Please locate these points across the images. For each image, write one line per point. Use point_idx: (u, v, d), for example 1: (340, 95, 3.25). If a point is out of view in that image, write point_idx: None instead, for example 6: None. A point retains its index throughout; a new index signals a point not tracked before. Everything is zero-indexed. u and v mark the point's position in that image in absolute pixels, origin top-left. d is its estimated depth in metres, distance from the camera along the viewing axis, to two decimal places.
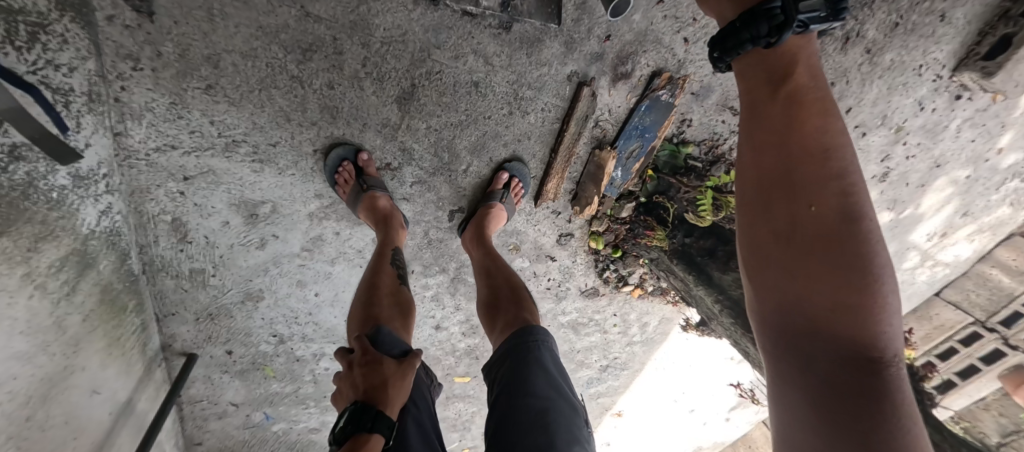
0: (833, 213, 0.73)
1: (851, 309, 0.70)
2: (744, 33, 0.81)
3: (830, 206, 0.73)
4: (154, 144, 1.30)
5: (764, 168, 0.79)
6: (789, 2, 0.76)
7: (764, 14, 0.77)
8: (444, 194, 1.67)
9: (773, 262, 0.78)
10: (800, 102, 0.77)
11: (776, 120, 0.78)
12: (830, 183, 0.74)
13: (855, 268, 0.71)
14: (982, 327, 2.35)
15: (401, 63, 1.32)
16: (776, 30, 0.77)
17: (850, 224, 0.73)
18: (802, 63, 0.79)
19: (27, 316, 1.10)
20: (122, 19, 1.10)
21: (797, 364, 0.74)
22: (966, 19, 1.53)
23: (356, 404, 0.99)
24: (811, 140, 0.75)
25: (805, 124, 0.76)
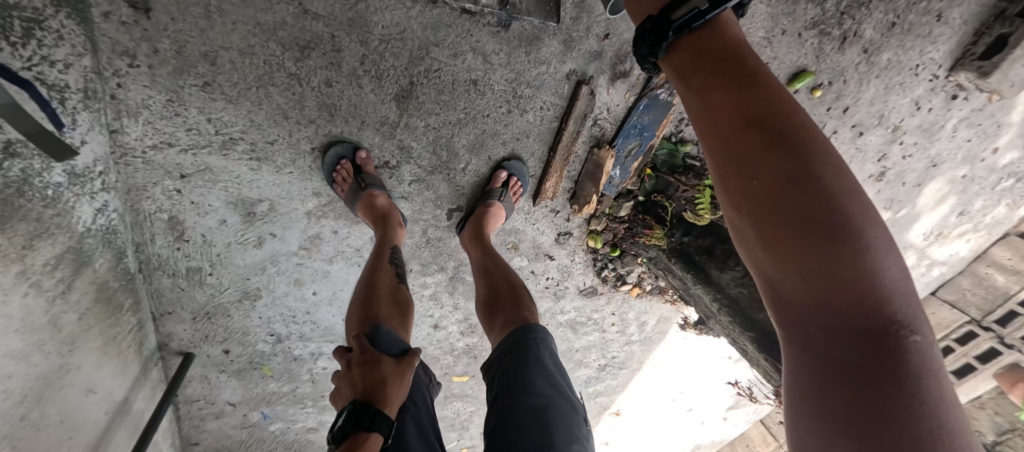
0: (782, 184, 0.66)
1: (828, 288, 0.64)
2: (636, 55, 0.87)
3: (779, 175, 0.66)
4: (150, 142, 1.29)
5: (711, 152, 0.76)
6: (659, 20, 0.80)
7: (640, 38, 0.83)
8: (442, 193, 1.67)
9: (749, 248, 0.73)
10: (717, 83, 0.74)
11: (702, 108, 0.76)
12: (772, 150, 0.67)
13: (820, 238, 0.63)
14: (978, 325, 2.37)
15: (400, 60, 1.32)
16: (655, 44, 0.82)
17: (807, 188, 0.64)
18: (708, 46, 0.78)
19: (22, 314, 1.09)
20: (118, 16, 1.09)
21: (798, 352, 0.72)
22: (962, 19, 1.54)
23: (355, 403, 0.98)
24: (742, 114, 0.71)
25: (726, 105, 0.72)
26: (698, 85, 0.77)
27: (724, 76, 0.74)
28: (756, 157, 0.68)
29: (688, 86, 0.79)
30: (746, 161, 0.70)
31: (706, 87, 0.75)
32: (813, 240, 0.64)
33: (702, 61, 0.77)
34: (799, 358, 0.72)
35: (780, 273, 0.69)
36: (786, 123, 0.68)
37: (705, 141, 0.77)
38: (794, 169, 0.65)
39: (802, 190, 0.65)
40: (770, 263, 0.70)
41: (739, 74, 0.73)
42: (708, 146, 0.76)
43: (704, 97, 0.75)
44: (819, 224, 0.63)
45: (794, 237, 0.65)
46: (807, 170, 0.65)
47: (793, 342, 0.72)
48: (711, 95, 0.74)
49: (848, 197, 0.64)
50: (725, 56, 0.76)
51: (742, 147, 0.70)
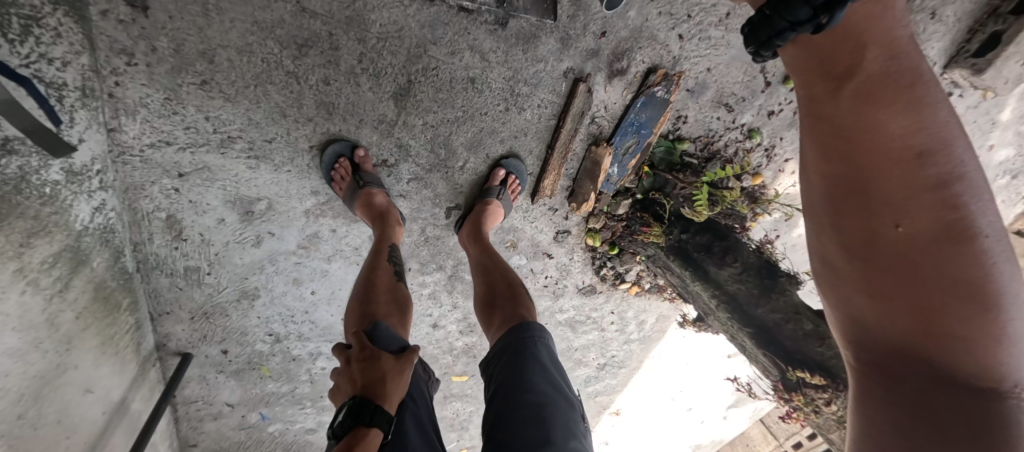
0: (939, 234, 0.71)
1: (955, 333, 0.70)
2: (782, 19, 0.72)
3: (933, 223, 0.71)
4: (148, 140, 1.29)
5: (845, 179, 0.77)
6: None
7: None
8: (440, 191, 1.67)
9: (863, 278, 0.77)
10: (886, 107, 0.71)
11: (851, 128, 0.74)
12: (938, 199, 0.71)
13: (966, 290, 0.69)
14: None
15: (398, 58, 1.32)
16: (821, 8, 0.68)
17: (962, 245, 0.69)
18: (876, 53, 0.71)
19: (19, 313, 1.09)
20: (116, 14, 1.09)
21: (881, 380, 0.75)
22: (957, 17, 1.54)
23: (355, 398, 0.98)
24: (907, 151, 0.72)
25: (886, 133, 0.72)
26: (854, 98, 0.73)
27: (894, 101, 0.71)
28: (914, 200, 0.72)
29: (841, 94, 0.74)
30: (900, 201, 0.72)
31: (871, 105, 0.72)
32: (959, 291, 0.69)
33: (877, 73, 0.72)
34: (884, 389, 0.74)
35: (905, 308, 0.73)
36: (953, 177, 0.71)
37: (836, 166, 0.78)
38: (954, 224, 0.70)
39: (958, 247, 0.70)
40: (894, 298, 0.74)
41: (917, 107, 0.72)
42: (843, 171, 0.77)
43: (863, 116, 0.72)
44: (968, 280, 0.69)
45: (940, 283, 0.70)
46: (966, 230, 0.70)
47: (883, 370, 0.76)
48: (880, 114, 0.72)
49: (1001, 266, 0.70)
50: (905, 75, 0.73)
51: (899, 186, 0.72)
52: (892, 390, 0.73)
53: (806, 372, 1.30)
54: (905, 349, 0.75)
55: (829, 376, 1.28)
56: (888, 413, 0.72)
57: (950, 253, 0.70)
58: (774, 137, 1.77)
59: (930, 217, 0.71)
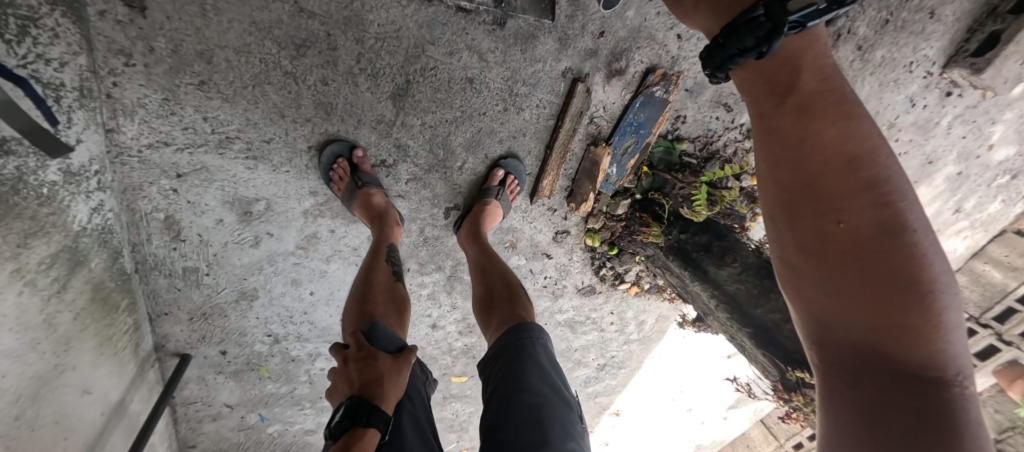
0: (873, 232, 0.71)
1: (898, 328, 0.69)
2: (731, 48, 0.79)
3: (870, 221, 0.71)
4: (146, 141, 1.29)
5: (790, 183, 0.78)
6: (773, 6, 0.73)
7: (748, 26, 0.76)
8: (439, 191, 1.67)
9: (813, 280, 0.77)
10: (821, 118, 0.74)
11: (793, 137, 0.76)
12: (871, 198, 0.72)
13: (904, 285, 0.69)
14: (976, 323, 2.41)
15: (396, 59, 1.32)
16: (765, 38, 0.75)
17: (898, 242, 0.70)
18: (806, 70, 0.76)
19: (16, 313, 1.09)
20: (114, 14, 1.09)
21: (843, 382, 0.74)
22: (955, 16, 1.54)
23: (352, 398, 0.98)
24: (841, 155, 0.73)
25: (821, 139, 0.74)
26: (791, 111, 0.76)
27: (826, 112, 0.74)
28: (851, 200, 0.72)
29: (782, 108, 0.77)
30: (840, 202, 0.73)
31: (807, 115, 0.74)
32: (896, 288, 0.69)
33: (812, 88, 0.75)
34: (848, 387, 0.73)
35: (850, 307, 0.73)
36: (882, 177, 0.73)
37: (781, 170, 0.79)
38: (890, 220, 0.71)
39: (894, 243, 0.70)
40: (840, 298, 0.74)
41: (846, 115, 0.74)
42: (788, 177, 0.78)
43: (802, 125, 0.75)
44: (904, 275, 0.69)
45: (879, 280, 0.70)
46: (899, 225, 0.71)
47: (842, 370, 0.75)
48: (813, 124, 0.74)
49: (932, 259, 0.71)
50: (835, 89, 0.76)
51: (836, 187, 0.73)
52: (853, 389, 0.72)
53: (807, 373, 1.27)
54: (857, 347, 0.74)
55: None
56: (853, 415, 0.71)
57: (885, 250, 0.70)
58: None
59: (867, 215, 0.71)
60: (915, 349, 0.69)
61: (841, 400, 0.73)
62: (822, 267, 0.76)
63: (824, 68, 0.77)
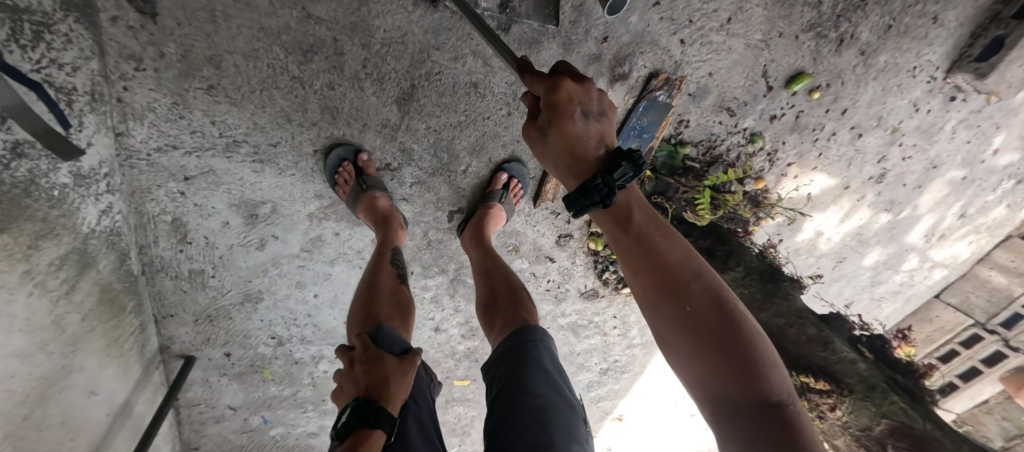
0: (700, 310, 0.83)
1: (738, 387, 0.77)
2: (584, 202, 0.90)
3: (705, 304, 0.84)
4: (155, 144, 1.30)
5: (643, 290, 0.91)
6: (607, 176, 0.89)
7: (591, 188, 0.90)
8: (443, 195, 1.68)
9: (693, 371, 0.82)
10: (644, 237, 0.90)
11: (624, 249, 0.92)
12: (693, 288, 0.85)
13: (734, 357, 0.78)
14: (982, 328, 2.48)
15: (401, 64, 1.33)
16: (607, 195, 0.89)
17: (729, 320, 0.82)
18: (635, 207, 0.93)
19: (26, 314, 1.10)
20: (126, 20, 1.11)
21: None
22: (959, 22, 1.55)
23: (359, 399, 0.99)
24: (654, 246, 0.89)
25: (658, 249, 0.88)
26: (628, 235, 0.91)
27: (652, 233, 0.90)
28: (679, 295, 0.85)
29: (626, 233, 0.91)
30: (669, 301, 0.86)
31: (636, 237, 0.90)
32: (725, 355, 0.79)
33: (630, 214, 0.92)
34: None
35: (713, 371, 0.80)
36: (687, 266, 0.88)
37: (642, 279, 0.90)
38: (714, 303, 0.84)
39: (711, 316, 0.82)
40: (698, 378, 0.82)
41: (658, 230, 0.91)
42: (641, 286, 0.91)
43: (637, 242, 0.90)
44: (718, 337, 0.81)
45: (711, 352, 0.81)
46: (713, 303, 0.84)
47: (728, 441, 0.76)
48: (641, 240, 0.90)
49: (737, 308, 0.85)
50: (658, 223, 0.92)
51: (665, 281, 0.87)
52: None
53: (811, 378, 1.42)
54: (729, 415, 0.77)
55: (832, 380, 1.39)
56: None
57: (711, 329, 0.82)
58: (776, 141, 1.79)
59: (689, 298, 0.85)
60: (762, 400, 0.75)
61: None
62: (677, 349, 0.85)
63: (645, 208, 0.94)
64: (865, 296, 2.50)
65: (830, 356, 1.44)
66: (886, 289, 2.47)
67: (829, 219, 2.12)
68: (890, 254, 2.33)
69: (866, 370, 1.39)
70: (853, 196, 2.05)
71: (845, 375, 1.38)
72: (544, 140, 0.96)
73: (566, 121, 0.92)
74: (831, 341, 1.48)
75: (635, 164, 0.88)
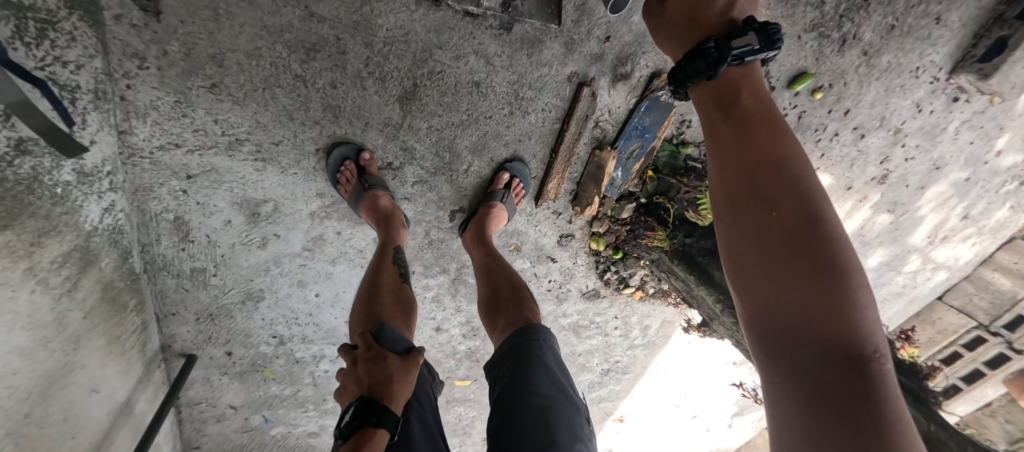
0: (796, 216, 0.72)
1: (820, 323, 0.66)
2: (688, 70, 0.89)
3: (795, 209, 0.72)
4: (158, 142, 1.31)
5: (725, 183, 0.81)
6: (722, 42, 0.86)
7: (700, 54, 0.87)
8: (444, 194, 1.68)
9: (752, 271, 0.75)
10: (748, 128, 0.80)
11: (717, 132, 0.85)
12: (788, 187, 0.74)
13: (817, 276, 0.68)
14: (985, 330, 2.44)
15: (403, 63, 1.33)
16: (714, 66, 0.86)
17: (817, 228, 0.71)
18: (747, 91, 0.86)
19: (28, 311, 1.10)
20: (129, 18, 1.11)
21: (787, 368, 0.69)
22: (962, 22, 1.55)
23: (362, 398, 0.99)
24: (758, 138, 0.79)
25: (759, 140, 0.79)
26: (727, 121, 0.84)
27: (758, 123, 0.80)
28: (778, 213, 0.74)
29: (726, 118, 0.84)
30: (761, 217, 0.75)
31: (736, 123, 0.82)
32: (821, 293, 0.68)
33: (737, 97, 0.85)
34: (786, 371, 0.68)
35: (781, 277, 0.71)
36: (785, 166, 0.76)
37: (726, 172, 0.81)
38: (807, 207, 0.72)
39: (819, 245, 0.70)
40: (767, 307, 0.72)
41: (767, 119, 0.81)
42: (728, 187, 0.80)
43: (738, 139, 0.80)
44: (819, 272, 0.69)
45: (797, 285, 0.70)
46: (810, 210, 0.72)
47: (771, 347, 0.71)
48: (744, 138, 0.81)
49: (831, 217, 0.72)
50: (762, 112, 0.82)
51: (762, 190, 0.75)
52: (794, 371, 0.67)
53: None
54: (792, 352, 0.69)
55: None
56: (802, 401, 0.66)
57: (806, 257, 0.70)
58: None
59: (789, 214, 0.72)
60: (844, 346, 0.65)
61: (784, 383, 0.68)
62: (755, 268, 0.74)
63: (757, 97, 0.85)
64: None
65: None
66: (888, 291, 2.46)
67: None
68: (892, 255, 2.32)
69: None
70: (856, 196, 2.05)
71: None
72: (663, 10, 1.02)
73: None
74: None
75: (766, 40, 0.85)
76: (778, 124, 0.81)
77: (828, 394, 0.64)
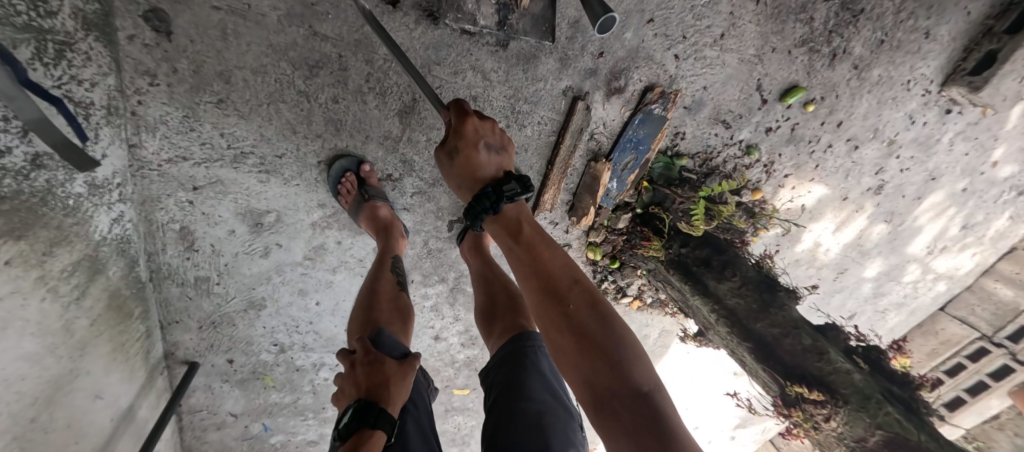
0: (586, 305, 0.92)
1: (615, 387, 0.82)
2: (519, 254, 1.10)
3: (586, 302, 0.93)
4: (167, 156, 1.35)
5: (541, 294, 0.95)
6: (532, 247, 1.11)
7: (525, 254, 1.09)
8: (443, 205, 1.71)
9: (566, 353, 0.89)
10: (535, 254, 0.99)
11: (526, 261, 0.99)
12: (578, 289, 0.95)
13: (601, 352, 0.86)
14: (989, 342, 2.54)
15: (403, 78, 1.38)
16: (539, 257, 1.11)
17: (600, 309, 0.92)
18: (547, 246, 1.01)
19: (39, 318, 1.12)
20: (142, 39, 1.16)
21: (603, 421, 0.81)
22: (951, 36, 1.58)
23: (360, 401, 1.02)
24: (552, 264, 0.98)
25: (543, 265, 0.98)
26: (522, 254, 1.00)
27: (547, 262, 0.98)
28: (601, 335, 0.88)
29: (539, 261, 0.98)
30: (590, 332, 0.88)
31: (530, 257, 0.99)
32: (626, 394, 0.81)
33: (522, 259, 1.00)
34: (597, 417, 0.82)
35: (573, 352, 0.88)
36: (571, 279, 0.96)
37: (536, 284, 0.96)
38: (588, 299, 0.93)
39: (625, 350, 0.86)
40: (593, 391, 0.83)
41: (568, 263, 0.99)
42: (539, 300, 0.96)
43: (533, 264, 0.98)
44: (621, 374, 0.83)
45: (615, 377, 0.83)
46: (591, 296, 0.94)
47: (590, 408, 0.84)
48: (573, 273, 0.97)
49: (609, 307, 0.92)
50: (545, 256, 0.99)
51: (557, 295, 0.94)
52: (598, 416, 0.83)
53: (805, 388, 1.42)
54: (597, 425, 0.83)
55: (827, 391, 1.40)
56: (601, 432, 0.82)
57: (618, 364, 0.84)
58: (772, 153, 1.83)
59: (583, 308, 0.91)
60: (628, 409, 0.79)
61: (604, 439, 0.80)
62: (565, 351, 0.89)
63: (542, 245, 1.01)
64: (867, 308, 2.49)
65: (825, 367, 1.44)
66: (890, 302, 2.46)
67: (827, 230, 2.13)
68: (891, 266, 2.33)
69: (862, 381, 1.38)
70: (853, 207, 2.07)
71: (840, 385, 1.39)
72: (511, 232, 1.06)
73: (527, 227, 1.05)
74: (827, 351, 1.47)
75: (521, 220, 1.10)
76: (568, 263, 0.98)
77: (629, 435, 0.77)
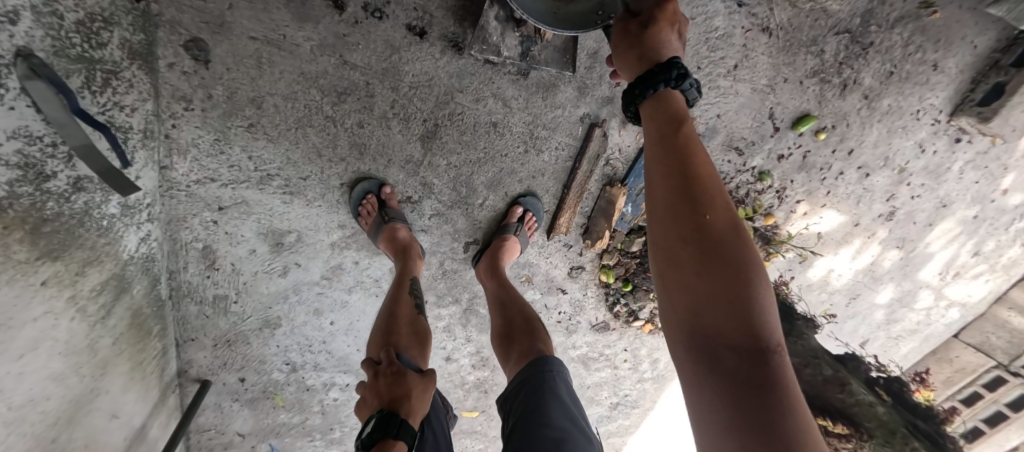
0: (725, 221, 0.75)
1: (733, 322, 0.67)
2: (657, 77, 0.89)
3: (725, 220, 0.75)
4: (195, 177, 1.38)
5: (668, 192, 0.79)
6: (677, 77, 0.89)
7: (661, 77, 0.89)
8: (460, 227, 1.73)
9: (683, 264, 0.74)
10: (688, 146, 0.83)
11: (667, 150, 0.83)
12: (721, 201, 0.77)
13: (734, 279, 0.70)
14: (1005, 370, 2.41)
15: (426, 104, 1.44)
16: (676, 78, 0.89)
17: (740, 237, 0.74)
18: (693, 141, 0.84)
19: (67, 338, 1.14)
20: (181, 66, 1.24)
21: (698, 348, 0.69)
22: (958, 69, 1.61)
23: (383, 411, 1.04)
24: (697, 160, 0.81)
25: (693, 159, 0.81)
26: (670, 146, 0.83)
27: (696, 155, 0.81)
28: (747, 295, 0.69)
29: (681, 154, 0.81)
30: (727, 282, 0.69)
31: (678, 144, 0.83)
32: (712, 321, 0.68)
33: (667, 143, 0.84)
34: (695, 350, 0.69)
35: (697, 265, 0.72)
36: (715, 187, 0.79)
37: (671, 178, 0.80)
38: (730, 216, 0.76)
39: (758, 288, 0.70)
40: (669, 279, 0.75)
41: (713, 175, 0.80)
42: (658, 199, 0.81)
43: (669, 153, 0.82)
44: (750, 350, 0.65)
45: (711, 295, 0.70)
46: (734, 218, 0.76)
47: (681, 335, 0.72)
48: (746, 230, 0.75)
49: (750, 248, 0.74)
50: (691, 153, 0.82)
51: (691, 197, 0.77)
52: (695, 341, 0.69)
53: (830, 422, 1.60)
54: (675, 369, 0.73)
55: (851, 424, 1.59)
56: (689, 362, 0.70)
57: (756, 345, 0.66)
58: (784, 179, 1.85)
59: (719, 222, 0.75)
60: (740, 349, 0.65)
61: (692, 380, 0.69)
62: (684, 265, 0.73)
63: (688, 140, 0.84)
64: (880, 334, 2.39)
65: (848, 399, 1.62)
66: (902, 328, 2.38)
67: (839, 257, 2.12)
68: (904, 291, 2.27)
69: (884, 414, 1.58)
70: (864, 233, 2.05)
71: (865, 418, 1.58)
72: (637, 42, 0.95)
73: (663, 27, 0.95)
74: (848, 383, 1.65)
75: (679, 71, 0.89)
76: (709, 171, 0.80)
77: (739, 387, 0.64)
